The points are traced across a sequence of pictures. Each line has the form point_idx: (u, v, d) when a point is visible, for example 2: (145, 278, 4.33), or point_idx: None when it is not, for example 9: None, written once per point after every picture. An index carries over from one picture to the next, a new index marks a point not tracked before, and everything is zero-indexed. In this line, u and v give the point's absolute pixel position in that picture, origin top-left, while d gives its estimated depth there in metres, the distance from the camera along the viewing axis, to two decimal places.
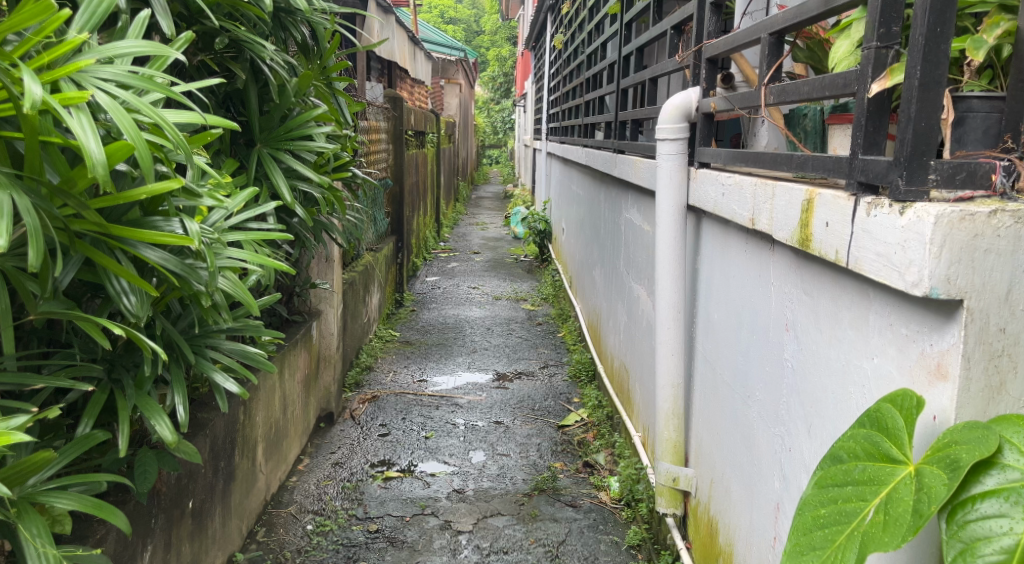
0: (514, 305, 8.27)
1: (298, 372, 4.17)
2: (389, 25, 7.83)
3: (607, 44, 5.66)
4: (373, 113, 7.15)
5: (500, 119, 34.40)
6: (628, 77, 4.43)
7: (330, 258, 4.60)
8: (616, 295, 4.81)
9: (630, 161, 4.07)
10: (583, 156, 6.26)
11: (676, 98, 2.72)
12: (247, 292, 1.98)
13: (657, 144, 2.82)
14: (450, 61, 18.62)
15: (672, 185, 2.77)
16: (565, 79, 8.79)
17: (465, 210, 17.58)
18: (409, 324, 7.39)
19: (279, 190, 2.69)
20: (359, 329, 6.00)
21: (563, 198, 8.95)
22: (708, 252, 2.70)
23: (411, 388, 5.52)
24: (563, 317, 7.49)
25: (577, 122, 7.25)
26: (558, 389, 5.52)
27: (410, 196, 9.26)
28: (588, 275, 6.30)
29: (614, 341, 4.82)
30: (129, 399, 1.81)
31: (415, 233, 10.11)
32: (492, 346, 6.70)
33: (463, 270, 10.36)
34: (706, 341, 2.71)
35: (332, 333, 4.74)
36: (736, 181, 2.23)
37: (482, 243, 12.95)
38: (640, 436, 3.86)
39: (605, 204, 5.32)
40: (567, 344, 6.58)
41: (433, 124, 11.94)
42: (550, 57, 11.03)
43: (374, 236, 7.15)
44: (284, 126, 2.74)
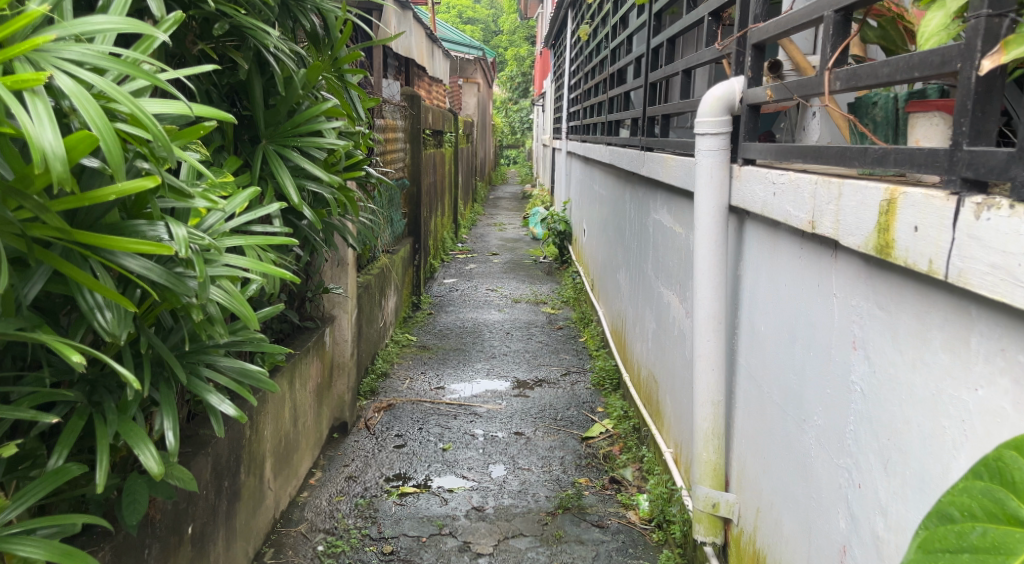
0: (534, 309, 8.05)
1: (310, 382, 3.97)
2: (407, 21, 7.64)
3: (632, 38, 5.44)
4: (390, 111, 6.95)
5: (518, 118, 34.20)
6: (657, 71, 4.20)
7: (343, 263, 4.39)
8: (643, 300, 4.58)
9: (660, 160, 3.84)
10: (607, 155, 6.03)
11: (718, 87, 2.49)
12: (245, 303, 1.77)
13: (696, 139, 2.58)
14: (468, 59, 18.45)
15: (713, 184, 2.53)
16: (586, 76, 8.55)
17: (483, 210, 17.38)
18: (425, 327, 7.19)
19: (286, 190, 2.48)
20: (375, 334, 5.80)
21: (584, 198, 8.73)
22: (752, 258, 2.47)
23: (428, 396, 5.31)
24: (585, 321, 7.26)
25: (599, 121, 7.03)
26: (581, 398, 5.29)
27: (427, 196, 9.07)
28: (611, 279, 6.08)
29: (641, 349, 4.58)
30: (110, 425, 1.61)
31: (432, 234, 9.91)
32: (512, 351, 6.48)
33: (482, 272, 10.16)
34: (750, 356, 2.48)
35: (346, 341, 4.53)
36: (790, 180, 1.99)
37: (500, 244, 12.74)
38: (671, 453, 3.62)
39: (632, 206, 5.08)
40: (589, 350, 6.35)
41: (451, 123, 11.76)
42: (570, 54, 10.81)
43: (390, 237, 6.95)
44: (292, 121, 2.53)
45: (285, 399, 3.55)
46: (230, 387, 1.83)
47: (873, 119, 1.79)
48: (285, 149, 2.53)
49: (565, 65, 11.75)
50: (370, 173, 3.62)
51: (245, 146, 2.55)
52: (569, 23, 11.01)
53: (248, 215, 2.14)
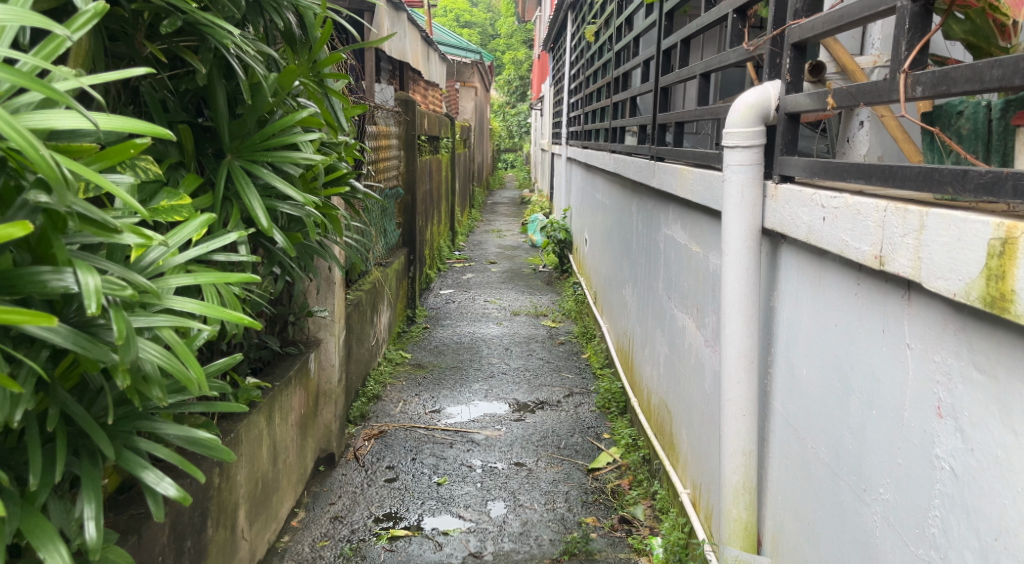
0: (534, 322, 7.72)
1: (293, 413, 3.64)
2: (400, 23, 7.31)
3: (640, 39, 5.12)
4: (382, 116, 6.62)
5: (516, 122, 33.81)
6: (669, 74, 3.88)
7: (330, 281, 4.06)
8: (653, 321, 4.25)
9: (675, 172, 3.51)
10: (612, 163, 5.72)
11: (749, 93, 2.17)
12: (184, 366, 1.46)
13: (723, 152, 2.26)
14: (466, 62, 18.11)
15: (744, 204, 2.21)
16: (588, 79, 8.23)
17: (480, 216, 17.03)
18: (421, 343, 6.85)
19: (254, 213, 2.15)
20: (366, 354, 5.47)
21: (586, 206, 8.41)
22: (790, 289, 2.15)
23: (422, 421, 4.97)
24: (588, 337, 6.92)
25: (602, 127, 6.70)
26: (585, 423, 4.97)
27: (423, 204, 8.74)
28: (616, 294, 5.76)
29: (651, 374, 4.25)
30: (13, 518, 1.35)
31: (428, 243, 9.57)
32: (511, 370, 6.14)
33: (480, 282, 9.82)
34: (788, 401, 2.16)
35: (333, 366, 4.19)
36: (845, 202, 1.67)
37: (499, 252, 12.40)
38: (688, 494, 3.29)
39: (640, 218, 4.75)
40: (593, 369, 6.03)
41: (448, 128, 11.43)
42: (570, 56, 10.49)
43: (383, 249, 6.61)
44: (263, 131, 2.20)
45: (264, 437, 3.22)
46: (172, 460, 1.54)
47: (957, 131, 1.67)
48: (252, 164, 2.20)
49: (565, 69, 11.41)
50: (355, 188, 3.29)
51: (207, 162, 2.23)
52: (569, 25, 10.68)
53: (195, 249, 1.81)
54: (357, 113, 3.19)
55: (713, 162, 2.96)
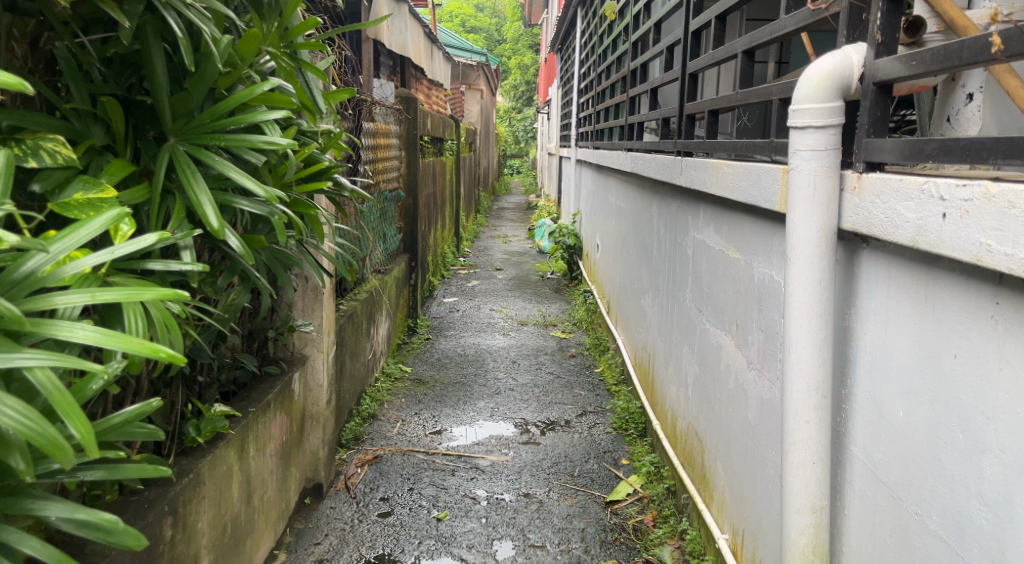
0: (543, 332, 7.27)
1: (274, 442, 3.20)
2: (401, 15, 6.89)
3: (661, 25, 4.69)
4: (381, 114, 6.19)
5: (523, 127, 33.40)
6: (699, 58, 3.44)
7: (318, 291, 3.63)
8: (679, 337, 3.81)
9: (709, 167, 3.06)
10: (628, 162, 5.29)
11: (824, 60, 1.73)
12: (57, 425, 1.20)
13: (790, 135, 1.81)
14: (472, 64, 17.72)
15: (817, 202, 1.76)
16: (600, 76, 7.80)
17: (486, 221, 16.59)
18: (422, 355, 6.40)
19: (201, 210, 1.72)
20: (362, 370, 5.02)
21: (597, 209, 7.96)
22: (877, 309, 1.71)
23: (422, 443, 4.53)
24: (601, 349, 6.46)
25: (616, 125, 6.27)
26: (601, 446, 4.52)
27: (426, 209, 8.31)
28: (633, 303, 5.30)
29: (676, 395, 3.81)
30: None
31: (431, 249, 9.12)
32: (519, 385, 5.69)
33: (485, 289, 9.37)
34: (873, 448, 1.71)
35: (323, 387, 3.75)
36: (987, 190, 1.29)
37: (505, 258, 11.93)
38: (727, 540, 2.84)
39: (662, 220, 4.32)
40: (607, 385, 5.58)
41: (453, 130, 11.00)
42: (580, 55, 10.07)
43: (381, 255, 6.17)
44: (215, 109, 1.78)
45: (236, 473, 2.77)
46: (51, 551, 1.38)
47: None
48: (200, 150, 1.78)
49: (574, 67, 10.99)
50: (341, 185, 2.86)
51: (144, 149, 1.79)
52: (579, 22, 10.25)
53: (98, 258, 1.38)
54: (343, 99, 2.76)
55: (760, 152, 2.52)
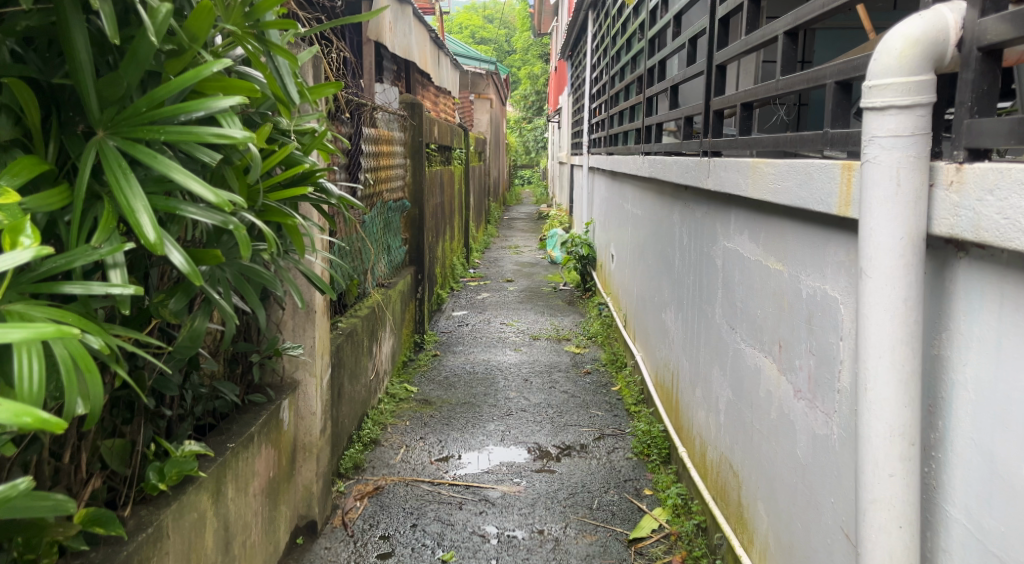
0: (556, 347, 6.92)
1: (260, 479, 2.85)
2: (405, 17, 6.60)
3: (681, 18, 4.36)
4: (383, 119, 5.88)
5: (533, 138, 33.14)
6: (730, 48, 3.11)
7: (309, 309, 3.31)
8: (708, 357, 3.46)
9: (745, 166, 2.72)
10: (647, 166, 4.95)
11: (911, 23, 1.43)
12: None
13: (872, 122, 1.49)
14: (481, 72, 17.43)
15: (902, 204, 1.44)
16: (614, 80, 7.48)
17: (496, 232, 16.24)
18: (428, 374, 6.06)
19: (135, 221, 1.40)
20: (363, 392, 4.68)
21: (612, 218, 7.62)
22: (982, 339, 1.38)
23: (427, 472, 4.18)
24: (618, 366, 6.10)
25: (632, 128, 5.94)
26: (622, 475, 4.16)
27: (433, 219, 7.98)
28: (653, 317, 4.95)
29: (706, 420, 3.46)
30: None
31: (439, 261, 8.78)
32: (532, 405, 5.34)
33: (495, 302, 9.03)
34: (980, 511, 1.39)
35: (319, 415, 3.41)
36: None
37: (516, 269, 11.59)
38: None
39: (686, 229, 3.98)
40: (626, 405, 5.22)
41: (461, 138, 10.68)
42: (591, 58, 9.76)
43: (384, 268, 5.85)
44: (153, 96, 1.45)
45: (213, 519, 2.43)
46: None
47: None
48: (135, 146, 1.46)
49: (585, 72, 10.67)
50: (327, 191, 2.53)
51: (71, 145, 1.51)
52: (590, 25, 9.95)
53: None
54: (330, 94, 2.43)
55: (808, 145, 2.17)
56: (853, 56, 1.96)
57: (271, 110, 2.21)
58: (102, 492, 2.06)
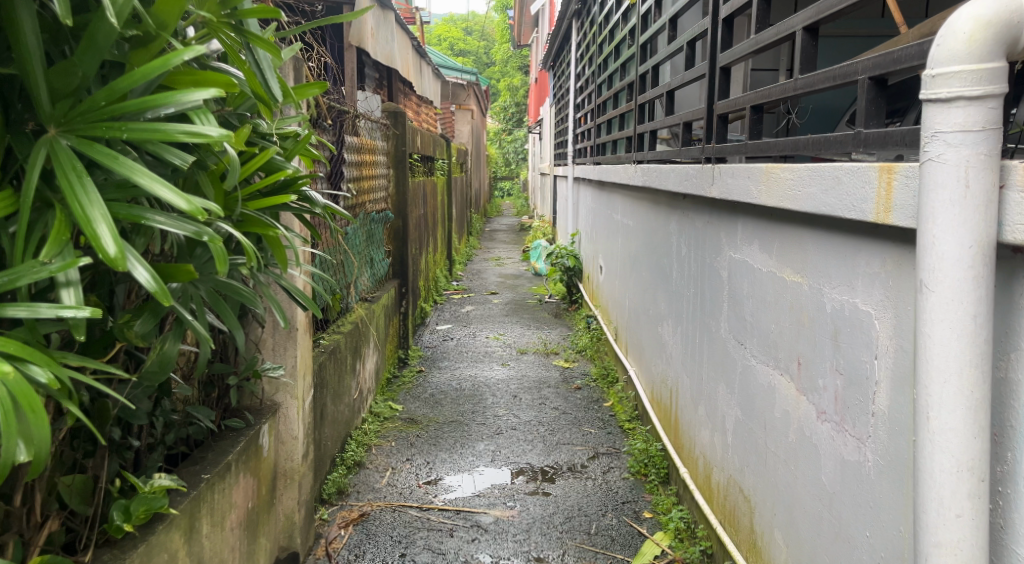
0: (545, 362, 6.74)
1: (238, 511, 2.65)
2: (388, 25, 6.44)
3: (676, 21, 4.24)
4: (366, 128, 5.70)
5: (514, 150, 33.07)
6: (737, 47, 2.97)
7: (291, 327, 3.13)
8: (712, 374, 3.31)
9: (757, 172, 2.57)
10: (640, 175, 4.81)
11: (981, 5, 1.42)
12: None
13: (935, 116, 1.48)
14: (462, 83, 17.28)
15: (965, 215, 1.42)
16: (600, 88, 7.36)
17: (478, 244, 16.06)
18: (413, 391, 5.86)
19: (93, 232, 1.21)
20: (346, 412, 4.48)
21: (599, 229, 7.48)
22: None
23: (414, 496, 3.98)
24: (609, 381, 5.92)
25: (622, 137, 5.80)
26: (619, 496, 3.98)
27: (416, 231, 7.79)
28: (648, 332, 4.79)
29: (710, 440, 3.31)
30: None
31: (422, 274, 8.58)
32: (522, 423, 5.16)
33: (480, 316, 8.84)
34: None
35: (301, 439, 3.21)
36: None
37: (500, 282, 11.42)
38: None
39: (684, 240, 3.82)
40: (619, 422, 5.05)
41: (443, 149, 10.51)
42: (576, 68, 9.64)
43: (368, 282, 5.65)
44: (113, 88, 1.26)
45: (186, 559, 2.22)
46: None
47: None
48: (93, 145, 1.27)
49: (569, 82, 10.55)
50: (311, 201, 2.35)
51: (19, 145, 1.32)
52: (574, 35, 9.86)
53: None
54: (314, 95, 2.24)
55: (832, 147, 2.02)
56: (887, 49, 1.81)
57: (251, 111, 2.04)
58: (58, 534, 1.85)
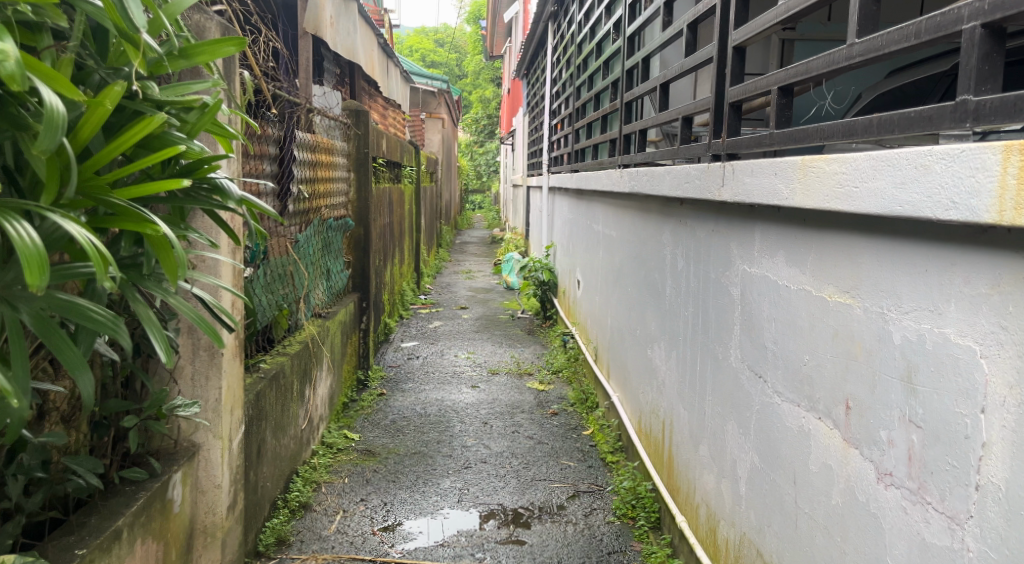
0: (517, 383, 6.21)
1: None
2: (350, 15, 5.93)
3: (671, 5, 3.78)
4: (323, 126, 5.17)
5: (485, 162, 32.62)
6: (757, 21, 2.49)
7: (214, 352, 2.58)
8: (718, 410, 2.80)
9: (789, 168, 2.08)
10: (626, 180, 4.32)
11: None
12: None
13: None
14: (433, 90, 16.76)
15: None
16: (579, 91, 6.89)
17: (448, 256, 15.49)
18: (373, 417, 5.31)
19: None
20: (292, 445, 3.92)
21: (577, 240, 7.00)
22: None
23: (368, 547, 3.43)
24: (589, 407, 5.41)
25: (604, 140, 5.32)
26: (604, 546, 3.46)
27: (380, 241, 7.25)
28: (635, 355, 4.29)
29: (715, 488, 2.80)
30: None
31: (387, 287, 8.01)
32: (492, 453, 4.62)
33: (448, 332, 8.29)
34: None
35: (226, 488, 2.65)
36: None
37: (470, 296, 10.87)
38: None
39: (682, 253, 3.33)
40: (602, 455, 4.53)
41: (410, 156, 9.93)
42: (552, 72, 9.19)
43: (323, 297, 5.11)
44: None
45: None
46: None
47: None
48: None
49: (545, 89, 10.08)
50: (223, 192, 1.81)
51: None
52: (550, 38, 9.40)
53: None
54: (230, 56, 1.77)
55: (915, 126, 1.61)
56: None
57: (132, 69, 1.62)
58: None
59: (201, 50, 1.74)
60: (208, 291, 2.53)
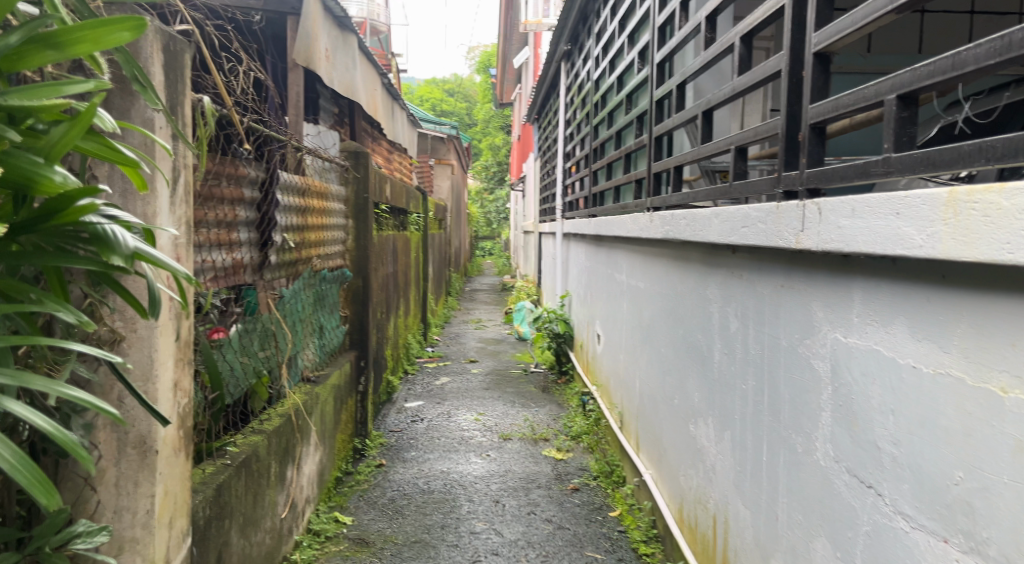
0: (533, 451, 5.58)
1: None
2: (347, 48, 5.40)
3: (715, 21, 3.23)
4: (314, 166, 4.61)
5: (495, 209, 32.20)
6: (847, 17, 1.91)
7: (147, 451, 1.98)
8: (800, 518, 2.18)
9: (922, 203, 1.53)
10: (660, 224, 3.73)
11: None
12: None
13: None
14: (441, 136, 16.25)
15: None
16: (598, 129, 6.33)
17: (457, 304, 14.88)
18: (369, 493, 4.67)
19: None
20: (268, 540, 3.30)
21: (597, 291, 6.39)
22: None
23: None
24: (616, 481, 4.78)
25: (629, 181, 4.75)
26: None
27: (382, 291, 6.65)
28: (673, 429, 3.67)
29: None
30: None
31: (391, 341, 7.39)
32: (504, 541, 3.98)
33: (457, 390, 7.65)
34: None
35: None
36: None
37: (480, 348, 10.21)
38: None
39: (737, 311, 2.74)
40: (635, 546, 3.86)
41: (416, 202, 9.35)
42: (566, 113, 8.66)
43: (314, 358, 4.51)
44: None
45: None
46: None
47: None
48: None
49: (558, 131, 9.55)
50: (108, 245, 1.46)
51: None
52: (564, 77, 8.89)
53: None
54: (118, 44, 1.40)
55: None
56: None
57: None
58: None
59: (79, 36, 1.38)
60: (141, 369, 1.96)
